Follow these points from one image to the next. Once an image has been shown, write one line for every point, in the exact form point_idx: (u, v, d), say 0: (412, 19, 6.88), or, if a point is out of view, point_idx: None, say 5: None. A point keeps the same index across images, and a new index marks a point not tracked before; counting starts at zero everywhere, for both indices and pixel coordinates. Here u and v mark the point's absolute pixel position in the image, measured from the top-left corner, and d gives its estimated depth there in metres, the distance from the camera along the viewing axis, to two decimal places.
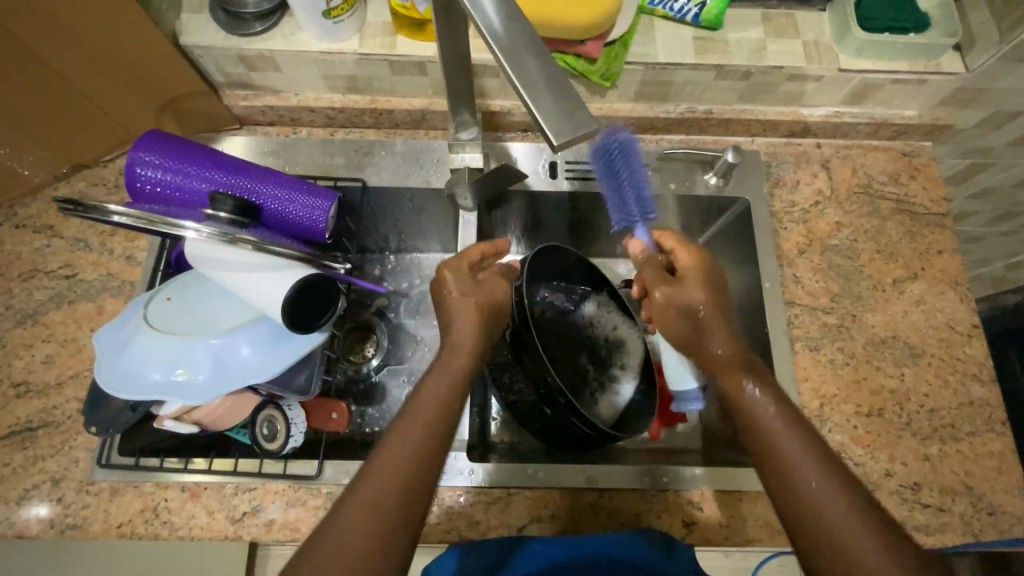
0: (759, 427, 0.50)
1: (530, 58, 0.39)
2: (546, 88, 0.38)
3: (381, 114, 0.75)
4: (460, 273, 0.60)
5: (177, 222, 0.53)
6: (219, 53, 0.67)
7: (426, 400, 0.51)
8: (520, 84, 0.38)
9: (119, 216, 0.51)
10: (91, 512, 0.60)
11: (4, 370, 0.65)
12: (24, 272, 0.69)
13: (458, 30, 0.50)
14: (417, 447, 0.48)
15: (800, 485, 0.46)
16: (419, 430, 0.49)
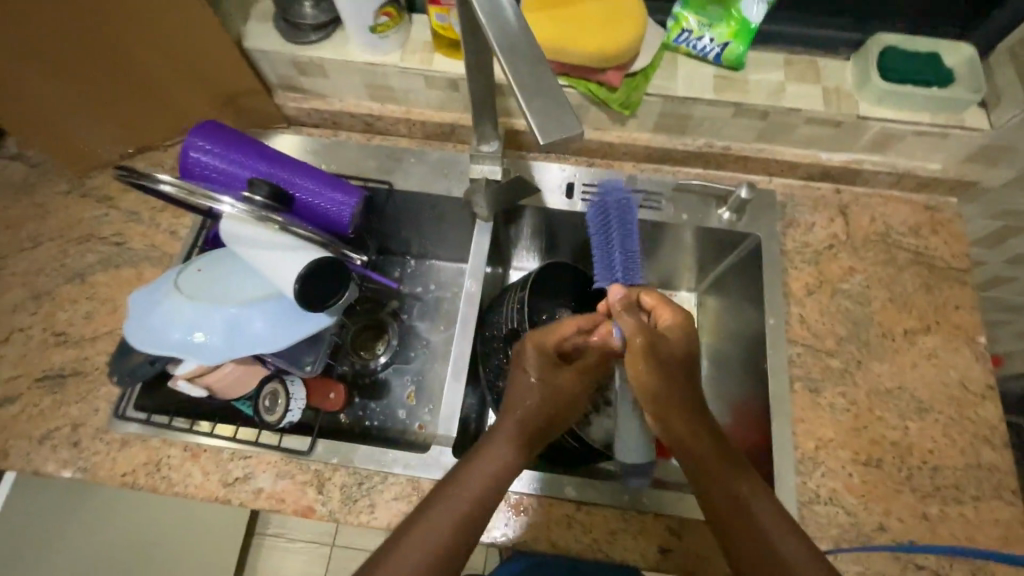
0: (705, 468, 0.53)
1: (525, 63, 0.41)
2: (541, 92, 0.40)
3: (414, 124, 0.80)
4: (544, 347, 0.57)
5: (215, 197, 0.59)
6: (274, 56, 0.74)
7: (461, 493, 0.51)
8: (516, 83, 0.40)
9: (167, 186, 0.58)
10: (100, 458, 0.65)
11: (50, 320, 0.72)
12: (81, 235, 0.77)
13: (480, 46, 0.54)
14: (454, 533, 0.49)
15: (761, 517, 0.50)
16: (456, 510, 0.50)
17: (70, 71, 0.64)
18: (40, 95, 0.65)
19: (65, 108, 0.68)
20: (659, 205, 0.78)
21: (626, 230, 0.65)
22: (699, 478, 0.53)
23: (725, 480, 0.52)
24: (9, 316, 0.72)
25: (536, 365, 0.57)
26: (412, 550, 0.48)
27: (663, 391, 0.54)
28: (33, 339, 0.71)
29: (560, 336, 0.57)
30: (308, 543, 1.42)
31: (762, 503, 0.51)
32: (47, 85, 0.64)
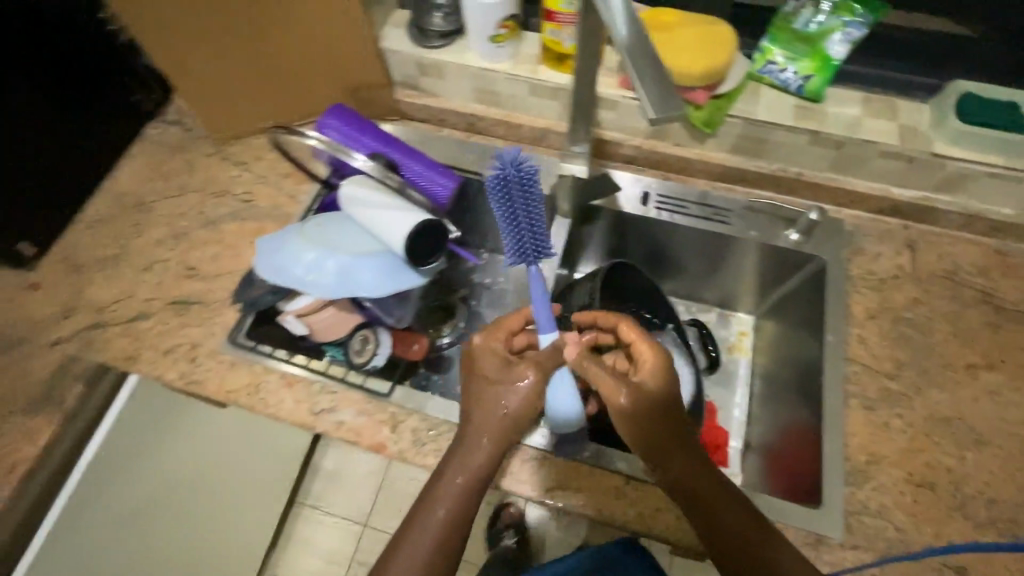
0: (701, 493, 0.57)
1: (638, 55, 0.49)
2: (653, 78, 0.48)
3: (510, 127, 0.89)
4: (492, 344, 0.63)
5: (349, 153, 0.75)
6: (402, 56, 0.86)
7: (433, 517, 0.56)
8: (636, 75, 0.48)
9: (314, 139, 0.76)
10: (212, 375, 0.74)
11: (184, 256, 0.84)
12: (218, 191, 0.90)
13: (591, 49, 0.63)
14: (461, 501, 0.58)
15: (760, 541, 0.56)
16: (458, 484, 0.58)
17: (239, 46, 0.77)
18: (214, 63, 0.79)
19: (227, 79, 0.82)
20: (728, 220, 0.83)
21: (532, 207, 0.60)
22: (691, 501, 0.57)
23: (727, 514, 0.57)
24: (152, 249, 0.84)
25: (489, 366, 0.61)
26: (428, 523, 0.57)
27: (641, 427, 0.57)
28: (169, 270, 0.82)
29: (511, 331, 0.65)
30: (342, 521, 1.48)
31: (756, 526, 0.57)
32: (220, 57, 0.78)
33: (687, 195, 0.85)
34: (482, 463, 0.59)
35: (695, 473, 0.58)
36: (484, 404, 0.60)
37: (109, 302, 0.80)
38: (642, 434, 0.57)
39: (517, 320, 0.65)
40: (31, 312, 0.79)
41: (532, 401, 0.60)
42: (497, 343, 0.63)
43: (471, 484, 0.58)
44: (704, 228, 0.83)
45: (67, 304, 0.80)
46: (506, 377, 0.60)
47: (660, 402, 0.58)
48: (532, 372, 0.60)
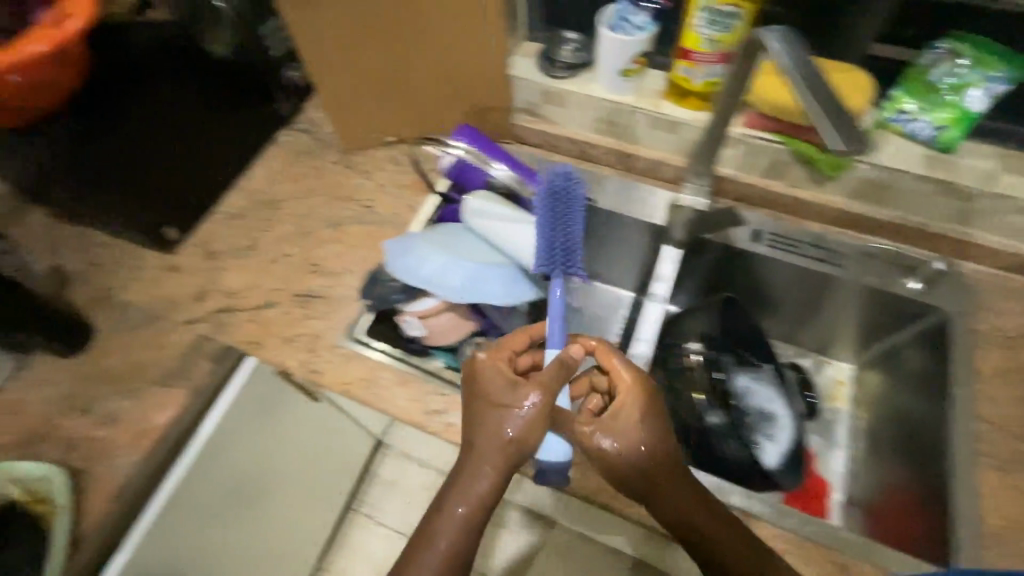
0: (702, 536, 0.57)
1: (808, 91, 0.50)
2: (830, 110, 0.49)
3: (624, 156, 0.92)
4: (497, 363, 0.60)
5: (490, 163, 0.84)
6: (530, 83, 0.90)
7: (434, 552, 0.55)
8: (820, 108, 0.49)
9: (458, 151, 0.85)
10: (330, 366, 0.77)
11: (309, 253, 0.89)
12: (343, 196, 0.95)
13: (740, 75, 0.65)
14: (466, 531, 0.56)
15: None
16: (460, 517, 0.56)
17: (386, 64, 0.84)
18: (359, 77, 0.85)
19: (364, 88, 0.88)
20: (842, 263, 0.82)
21: (570, 215, 0.67)
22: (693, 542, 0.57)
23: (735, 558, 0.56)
24: (280, 244, 0.90)
25: (495, 387, 0.58)
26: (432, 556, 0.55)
27: (633, 468, 0.57)
28: (295, 265, 0.88)
29: (511, 349, 0.64)
30: (393, 534, 1.47)
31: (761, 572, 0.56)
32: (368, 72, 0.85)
33: (799, 236, 0.84)
34: (485, 491, 0.56)
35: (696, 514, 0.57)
36: (486, 430, 0.57)
37: (238, 288, 0.86)
38: (631, 474, 0.57)
39: (522, 339, 0.65)
40: (167, 291, 0.86)
41: (533, 426, 0.56)
42: (495, 369, 0.59)
43: (472, 516, 0.56)
44: (817, 270, 0.83)
45: (200, 287, 0.86)
46: (510, 406, 0.56)
47: (650, 445, 0.57)
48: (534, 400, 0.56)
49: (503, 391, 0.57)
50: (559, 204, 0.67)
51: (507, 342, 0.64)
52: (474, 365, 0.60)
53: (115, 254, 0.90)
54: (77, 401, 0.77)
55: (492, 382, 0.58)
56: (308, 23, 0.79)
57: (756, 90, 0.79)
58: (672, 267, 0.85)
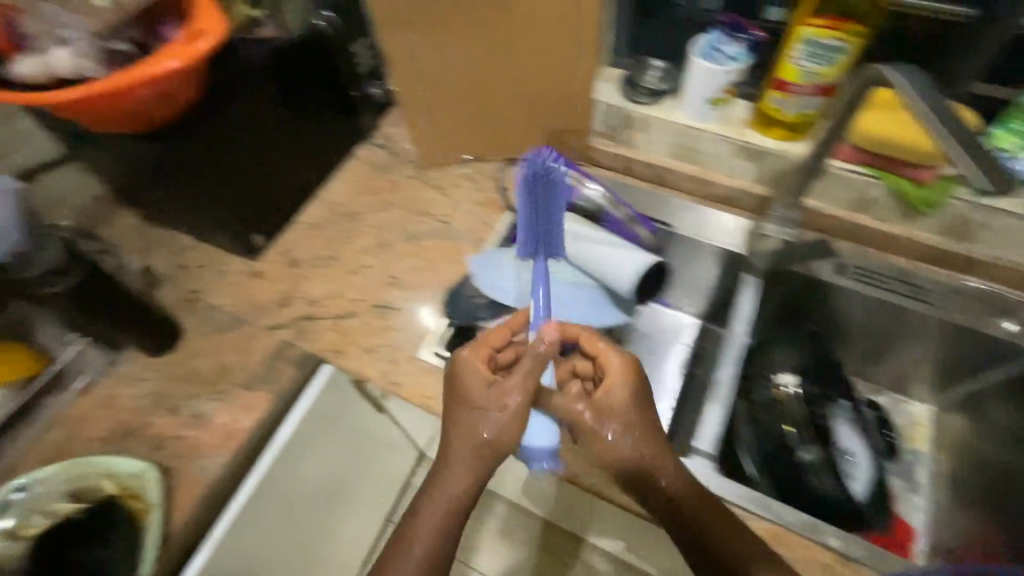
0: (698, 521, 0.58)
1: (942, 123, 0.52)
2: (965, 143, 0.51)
3: (703, 183, 0.91)
4: (476, 361, 0.64)
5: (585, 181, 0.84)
6: (613, 108, 0.91)
7: (410, 554, 0.57)
8: (956, 144, 0.51)
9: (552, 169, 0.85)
10: (411, 379, 0.78)
11: (388, 266, 0.90)
12: (420, 210, 0.97)
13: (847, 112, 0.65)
14: (444, 528, 0.59)
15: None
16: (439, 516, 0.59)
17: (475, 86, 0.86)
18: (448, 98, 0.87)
19: (449, 105, 0.90)
20: (930, 300, 0.81)
21: (551, 200, 0.66)
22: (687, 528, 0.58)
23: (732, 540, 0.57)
24: (359, 255, 0.92)
25: (476, 387, 0.61)
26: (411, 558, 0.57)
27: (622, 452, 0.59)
28: (374, 276, 0.89)
29: (490, 347, 0.65)
30: None
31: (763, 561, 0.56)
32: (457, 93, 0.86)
33: (886, 271, 0.83)
34: (463, 492, 0.60)
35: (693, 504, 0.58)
36: (464, 432, 0.61)
37: (320, 297, 0.87)
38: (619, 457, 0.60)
39: (501, 335, 0.66)
40: (252, 296, 0.88)
41: (511, 425, 0.60)
42: (473, 371, 0.62)
43: (450, 514, 0.59)
44: (905, 305, 0.81)
45: (284, 294, 0.88)
46: (485, 407, 0.60)
47: (629, 428, 0.60)
48: (511, 400, 0.60)
49: (478, 390, 0.61)
50: (537, 193, 0.66)
51: (488, 340, 0.66)
52: (453, 367, 0.64)
53: (203, 257, 0.93)
54: (166, 400, 0.79)
55: (470, 383, 0.62)
56: (405, 43, 0.82)
57: (858, 127, 0.78)
58: (750, 303, 0.86)
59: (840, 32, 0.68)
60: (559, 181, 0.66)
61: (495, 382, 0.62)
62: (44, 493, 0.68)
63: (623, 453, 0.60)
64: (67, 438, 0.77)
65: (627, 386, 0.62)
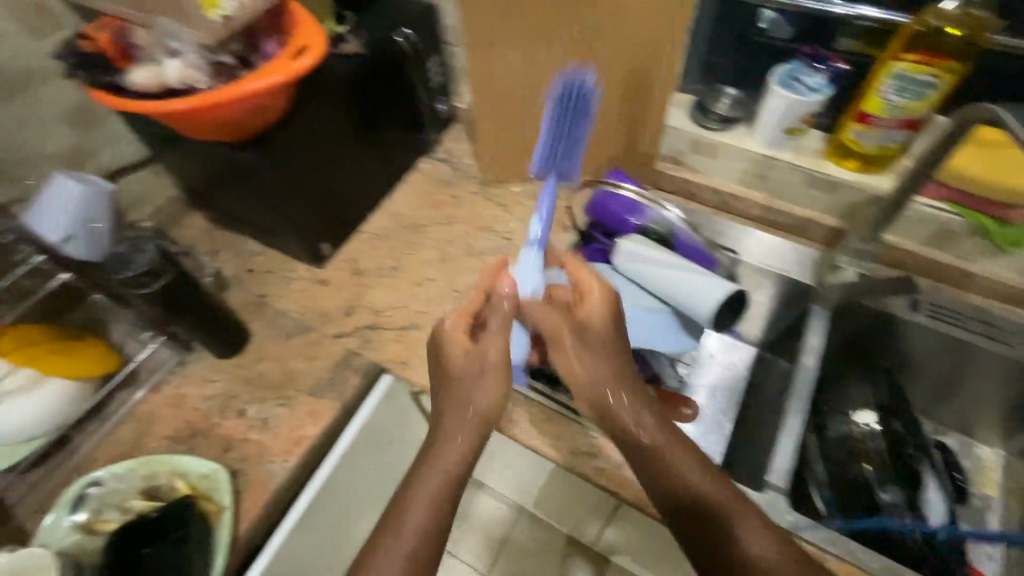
0: (674, 475, 0.58)
1: None
2: None
3: (772, 210, 0.91)
4: (458, 325, 0.68)
5: (663, 203, 0.83)
6: (682, 133, 0.91)
7: (405, 525, 0.57)
8: None
9: (627, 190, 0.84)
10: None
11: (452, 279, 0.91)
12: (483, 225, 0.98)
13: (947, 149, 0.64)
14: (439, 492, 0.59)
15: (743, 538, 0.54)
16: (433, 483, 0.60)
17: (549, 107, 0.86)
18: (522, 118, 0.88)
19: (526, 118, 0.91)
20: (1011, 342, 0.78)
21: (577, 125, 0.70)
22: (663, 481, 0.58)
23: (702, 486, 0.57)
24: (423, 268, 0.93)
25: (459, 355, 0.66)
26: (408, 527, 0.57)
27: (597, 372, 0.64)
28: (438, 289, 0.90)
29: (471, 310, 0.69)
30: None
31: (739, 514, 0.55)
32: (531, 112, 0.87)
33: (963, 310, 0.80)
34: (459, 460, 0.61)
35: (667, 453, 0.59)
36: (457, 401, 0.65)
37: (384, 307, 0.88)
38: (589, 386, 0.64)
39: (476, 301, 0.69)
40: (319, 303, 0.90)
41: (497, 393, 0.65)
42: (456, 342, 0.66)
43: (448, 482, 0.60)
44: (984, 347, 0.78)
45: (349, 303, 0.89)
46: (471, 373, 0.66)
47: (599, 359, 0.64)
48: (492, 359, 0.66)
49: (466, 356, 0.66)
50: (571, 114, 0.69)
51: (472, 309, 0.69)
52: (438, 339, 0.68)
53: (270, 262, 0.95)
54: (234, 403, 0.80)
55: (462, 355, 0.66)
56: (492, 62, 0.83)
57: (956, 158, 0.78)
58: (823, 339, 0.83)
59: (934, 67, 0.67)
60: (590, 108, 0.70)
61: (477, 348, 0.67)
62: (122, 488, 0.70)
63: (606, 406, 0.63)
64: (136, 435, 0.78)
65: (598, 308, 0.66)
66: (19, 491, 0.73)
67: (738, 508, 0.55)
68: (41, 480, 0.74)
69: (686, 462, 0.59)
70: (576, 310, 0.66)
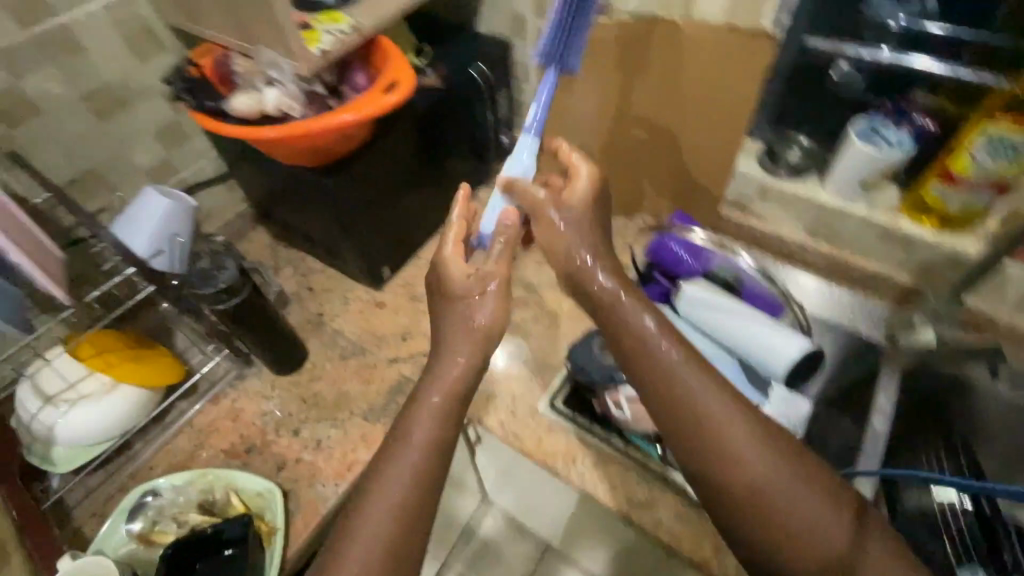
0: (658, 365, 0.53)
1: None
2: None
3: (840, 263, 0.89)
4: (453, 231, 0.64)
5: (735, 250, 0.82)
6: (750, 178, 0.89)
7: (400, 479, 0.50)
8: None
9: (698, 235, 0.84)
10: (531, 431, 0.78)
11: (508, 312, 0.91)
12: (540, 258, 0.98)
13: None
14: (438, 440, 0.53)
15: (728, 433, 0.48)
16: (428, 427, 0.53)
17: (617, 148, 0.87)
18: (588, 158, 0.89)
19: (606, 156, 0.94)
20: None
21: (579, 21, 0.69)
22: (648, 371, 0.53)
23: (686, 374, 0.51)
24: None
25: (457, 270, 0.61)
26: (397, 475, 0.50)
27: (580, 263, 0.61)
28: None
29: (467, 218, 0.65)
30: None
31: (722, 405, 0.49)
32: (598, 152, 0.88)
33: None
34: (459, 378, 0.56)
35: (650, 340, 0.54)
36: (456, 322, 0.59)
37: None
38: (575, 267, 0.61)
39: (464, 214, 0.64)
40: (375, 326, 0.90)
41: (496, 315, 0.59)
42: (456, 262, 0.61)
43: (444, 426, 0.53)
44: None
45: (405, 328, 0.90)
46: (473, 293, 0.59)
47: (582, 234, 0.62)
48: (496, 277, 0.60)
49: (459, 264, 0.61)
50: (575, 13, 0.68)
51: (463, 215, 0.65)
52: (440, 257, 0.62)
53: (329, 281, 0.96)
54: (289, 421, 0.81)
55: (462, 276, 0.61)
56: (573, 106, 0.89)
57: None
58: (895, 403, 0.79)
59: None
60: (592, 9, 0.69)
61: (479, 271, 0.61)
62: (179, 500, 0.71)
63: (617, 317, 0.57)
64: (193, 445, 0.79)
65: (587, 185, 0.64)
66: (80, 493, 0.75)
67: (721, 398, 0.50)
68: (102, 482, 0.76)
69: (672, 354, 0.53)
70: (564, 193, 0.63)
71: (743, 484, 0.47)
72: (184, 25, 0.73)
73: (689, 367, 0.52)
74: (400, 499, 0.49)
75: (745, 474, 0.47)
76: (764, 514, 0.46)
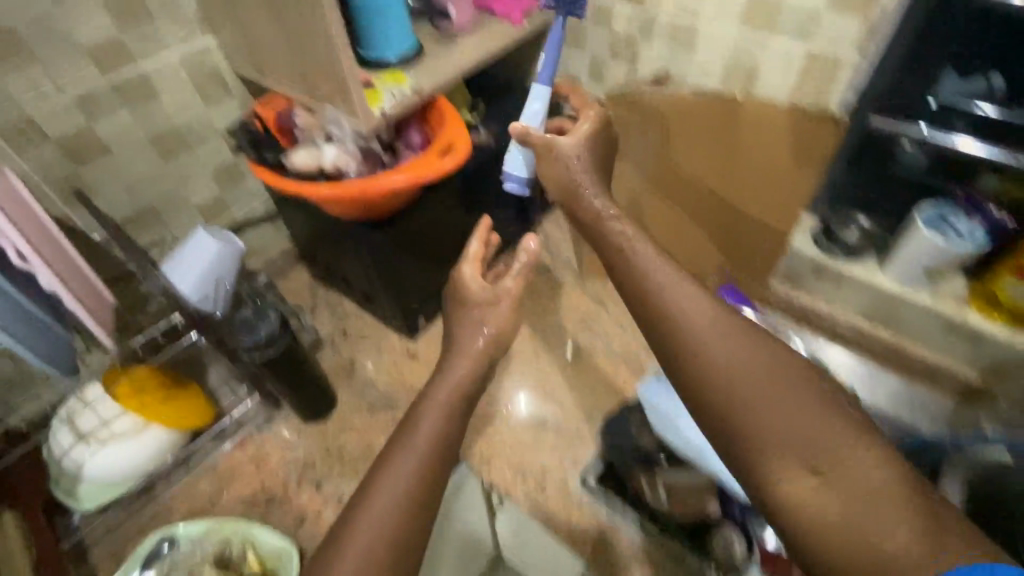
0: (637, 269, 0.52)
1: None
2: None
3: (899, 350, 0.85)
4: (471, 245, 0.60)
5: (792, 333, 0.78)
6: (805, 257, 0.85)
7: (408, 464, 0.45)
8: None
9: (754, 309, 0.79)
10: (561, 509, 0.76)
11: (542, 375, 0.89)
12: (578, 318, 0.95)
13: None
14: (449, 428, 0.49)
15: (698, 325, 0.46)
16: (440, 417, 0.49)
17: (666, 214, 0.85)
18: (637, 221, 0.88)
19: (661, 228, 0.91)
20: None
21: None
22: (628, 276, 0.53)
23: (665, 278, 0.50)
24: (513, 355, 0.91)
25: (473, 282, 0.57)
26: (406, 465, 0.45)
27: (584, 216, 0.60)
28: (528, 381, 0.89)
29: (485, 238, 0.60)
30: None
31: (692, 301, 0.48)
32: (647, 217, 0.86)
33: None
34: (468, 375, 0.53)
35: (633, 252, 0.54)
36: (468, 315, 0.57)
37: None
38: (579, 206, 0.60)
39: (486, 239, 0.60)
40: (406, 379, 0.89)
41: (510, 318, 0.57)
42: (474, 275, 0.57)
43: (450, 419, 0.49)
44: None
45: None
46: (492, 298, 0.57)
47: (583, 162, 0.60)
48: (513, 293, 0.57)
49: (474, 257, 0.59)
50: None
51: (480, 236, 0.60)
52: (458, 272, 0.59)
53: (364, 326, 0.95)
54: (312, 473, 0.79)
55: (480, 287, 0.57)
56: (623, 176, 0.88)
57: None
58: None
59: None
60: None
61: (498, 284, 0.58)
62: (195, 552, 0.69)
63: (611, 246, 0.56)
64: (216, 490, 0.78)
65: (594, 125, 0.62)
66: (100, 528, 0.74)
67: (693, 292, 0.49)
68: (123, 520, 0.75)
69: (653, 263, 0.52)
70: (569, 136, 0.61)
71: (713, 374, 0.44)
72: (251, 74, 0.75)
73: (673, 280, 0.50)
74: (409, 487, 0.44)
75: (716, 362, 0.44)
76: (736, 399, 0.42)
